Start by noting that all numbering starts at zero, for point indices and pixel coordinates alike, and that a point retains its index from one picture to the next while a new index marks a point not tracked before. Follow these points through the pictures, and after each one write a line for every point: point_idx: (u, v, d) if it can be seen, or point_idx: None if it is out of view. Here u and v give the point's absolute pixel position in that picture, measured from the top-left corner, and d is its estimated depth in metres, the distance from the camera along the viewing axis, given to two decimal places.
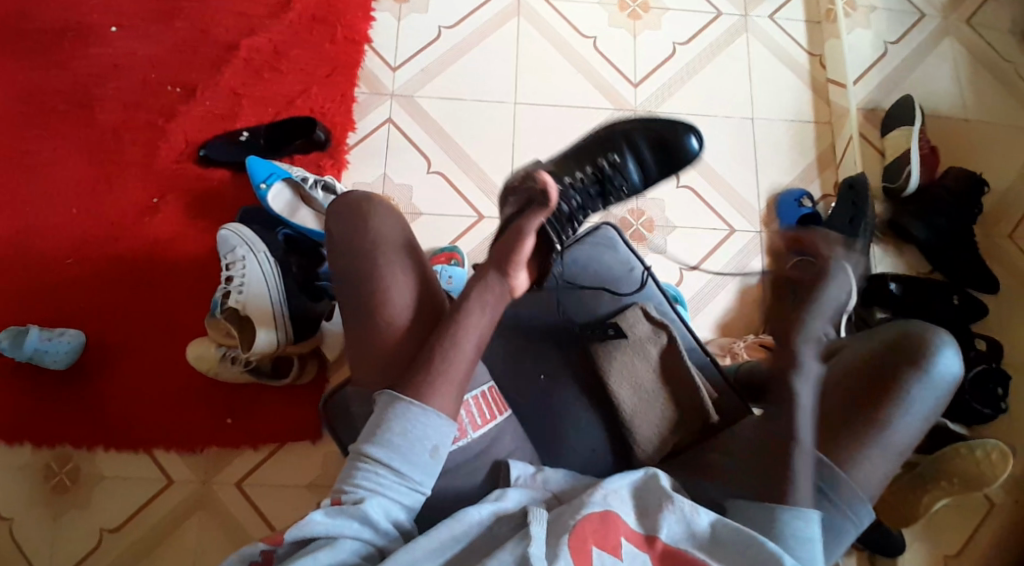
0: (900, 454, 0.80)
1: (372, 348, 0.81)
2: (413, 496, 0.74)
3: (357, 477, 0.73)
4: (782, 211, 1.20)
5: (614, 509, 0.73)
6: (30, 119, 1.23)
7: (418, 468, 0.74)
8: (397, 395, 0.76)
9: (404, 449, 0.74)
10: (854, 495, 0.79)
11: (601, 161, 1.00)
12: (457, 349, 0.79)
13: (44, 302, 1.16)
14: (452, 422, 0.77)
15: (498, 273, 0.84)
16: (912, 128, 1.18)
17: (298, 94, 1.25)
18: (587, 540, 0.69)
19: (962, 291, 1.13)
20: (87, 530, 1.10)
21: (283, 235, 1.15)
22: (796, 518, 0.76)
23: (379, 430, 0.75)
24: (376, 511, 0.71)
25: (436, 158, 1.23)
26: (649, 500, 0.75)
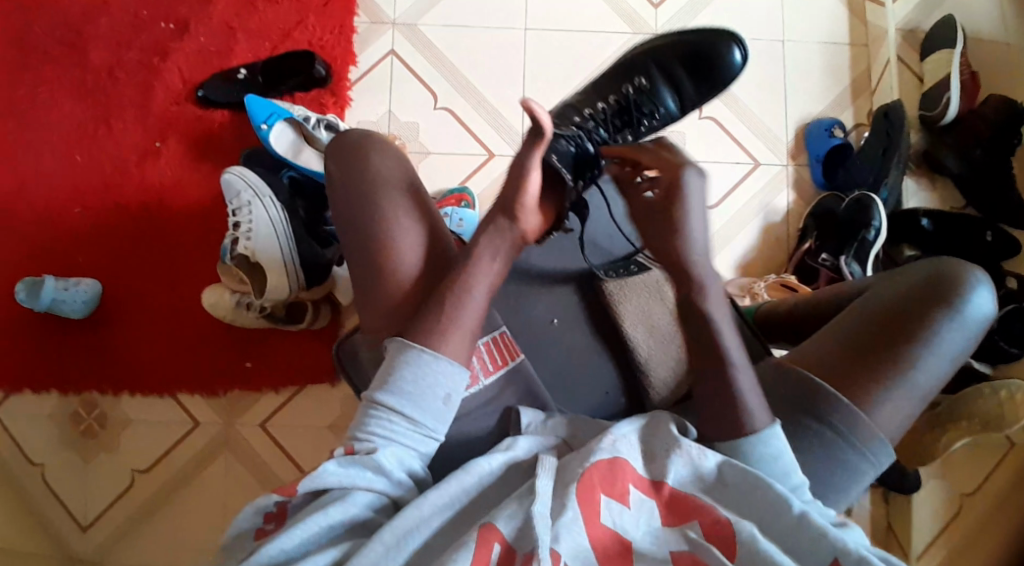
0: (923, 395, 0.79)
1: (383, 316, 0.80)
2: (424, 443, 0.74)
3: (370, 425, 0.73)
4: (812, 143, 1.14)
5: (623, 455, 0.72)
6: (22, 59, 1.19)
7: (431, 416, 0.74)
8: (408, 343, 0.75)
9: (418, 397, 0.74)
10: (874, 436, 0.79)
11: (625, 89, 0.96)
12: (468, 298, 0.77)
13: (55, 251, 1.15)
14: (464, 370, 0.76)
15: (506, 216, 0.80)
16: (952, 52, 1.09)
17: (295, 26, 1.18)
18: (595, 488, 0.69)
19: (996, 227, 1.06)
20: (119, 472, 1.14)
21: (287, 177, 1.13)
22: (757, 443, 0.73)
23: (391, 378, 0.74)
24: (390, 462, 0.71)
25: (443, 92, 1.17)
26: (657, 445, 0.74)
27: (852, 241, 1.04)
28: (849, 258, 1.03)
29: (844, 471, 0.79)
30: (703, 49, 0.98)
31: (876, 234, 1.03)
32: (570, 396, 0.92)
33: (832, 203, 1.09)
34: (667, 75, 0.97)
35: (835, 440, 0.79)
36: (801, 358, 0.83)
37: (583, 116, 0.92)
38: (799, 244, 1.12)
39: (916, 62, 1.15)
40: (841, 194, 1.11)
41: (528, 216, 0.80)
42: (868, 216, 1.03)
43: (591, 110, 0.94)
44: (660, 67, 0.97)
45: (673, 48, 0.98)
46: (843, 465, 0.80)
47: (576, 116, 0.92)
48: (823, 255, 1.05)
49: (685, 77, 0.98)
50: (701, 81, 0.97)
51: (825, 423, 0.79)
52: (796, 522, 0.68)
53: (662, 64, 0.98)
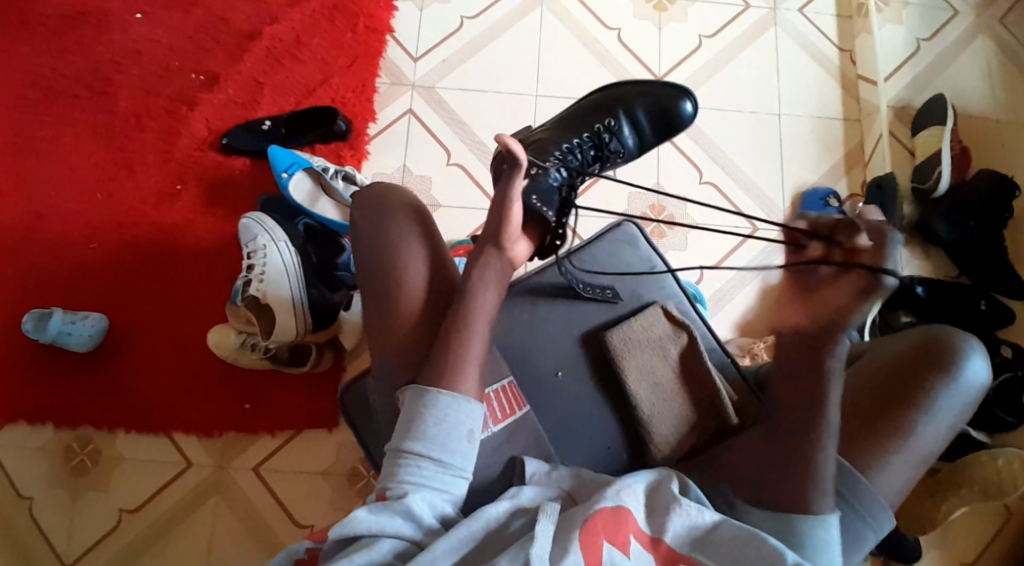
0: (921, 461, 0.79)
1: (394, 348, 0.81)
2: (454, 483, 0.74)
3: (400, 473, 0.73)
4: (808, 210, 1.18)
5: (626, 505, 0.72)
6: (56, 103, 1.25)
7: (458, 455, 0.75)
8: (425, 388, 0.76)
9: (442, 439, 0.74)
10: (876, 502, 0.78)
11: (596, 127, 1.00)
12: (470, 335, 0.79)
13: (67, 286, 1.17)
14: (479, 405, 0.77)
15: (495, 248, 0.84)
16: (943, 128, 1.15)
17: (319, 83, 1.25)
18: (598, 534, 0.67)
19: (989, 296, 1.10)
20: (107, 511, 1.12)
21: (302, 225, 1.15)
22: (817, 525, 0.72)
23: (414, 425, 0.75)
24: (421, 506, 0.71)
25: (456, 149, 1.22)
26: (659, 501, 0.73)
27: None
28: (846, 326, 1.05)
29: (849, 535, 0.79)
30: (663, 103, 1.04)
31: None
32: (573, 449, 0.92)
33: None
34: (631, 115, 1.03)
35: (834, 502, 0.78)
36: None
37: (561, 148, 0.95)
38: None
39: (907, 138, 1.21)
40: None
41: (513, 241, 0.84)
42: None
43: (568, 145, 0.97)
44: (624, 107, 1.03)
45: (635, 92, 1.04)
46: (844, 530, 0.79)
47: (556, 148, 0.95)
48: None
49: (647, 118, 1.04)
50: (661, 126, 1.04)
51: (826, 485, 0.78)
52: None
53: (627, 106, 1.03)
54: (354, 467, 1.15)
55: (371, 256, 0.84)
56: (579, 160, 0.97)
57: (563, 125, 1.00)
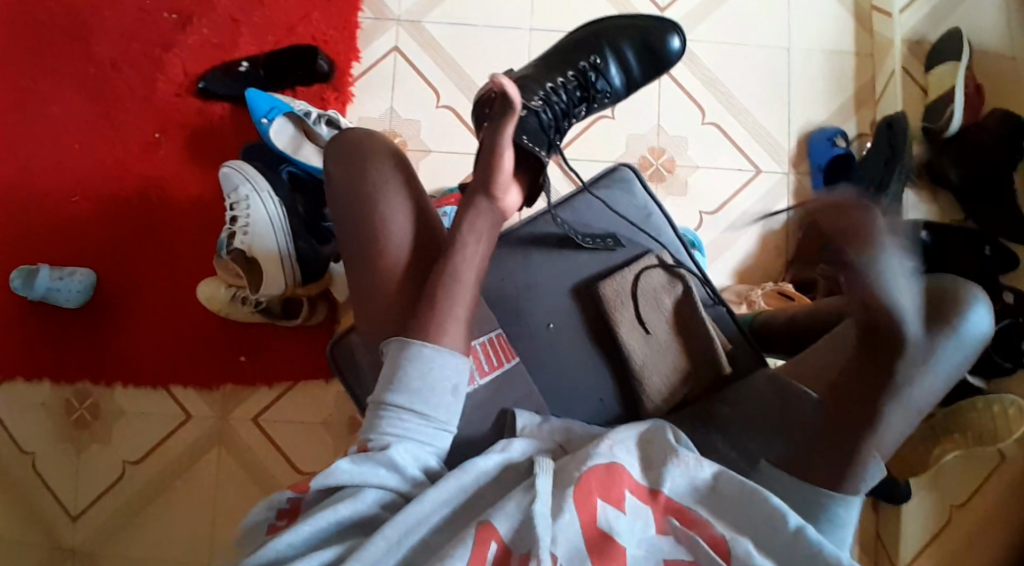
0: (919, 414, 0.79)
1: (388, 320, 0.80)
2: (438, 436, 0.74)
3: (382, 425, 0.73)
4: (812, 151, 1.13)
5: (620, 460, 0.70)
6: (21, 45, 1.17)
7: (442, 408, 0.74)
8: (409, 340, 0.76)
9: (426, 391, 0.74)
10: (869, 454, 0.79)
11: (582, 65, 0.96)
12: (458, 282, 0.79)
13: (51, 241, 1.14)
14: (467, 359, 0.77)
15: (485, 196, 0.82)
16: (959, 63, 1.08)
17: (299, 20, 1.17)
18: (592, 492, 0.67)
19: (994, 241, 1.07)
20: (110, 464, 1.13)
21: (285, 173, 1.11)
22: (833, 553, 0.66)
23: (398, 378, 0.74)
24: (404, 457, 0.71)
25: (446, 91, 1.16)
26: (654, 455, 0.73)
27: None
28: None
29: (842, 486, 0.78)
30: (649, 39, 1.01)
31: None
32: (567, 403, 0.92)
33: None
34: (618, 53, 0.99)
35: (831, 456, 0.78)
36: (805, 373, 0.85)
37: (546, 88, 0.91)
38: (798, 253, 1.12)
39: (920, 74, 1.15)
40: (842, 201, 1.11)
41: (505, 188, 0.82)
42: None
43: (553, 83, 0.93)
44: (610, 45, 0.99)
45: (622, 29, 1.00)
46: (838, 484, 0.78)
47: (539, 87, 0.91)
48: (822, 264, 1.05)
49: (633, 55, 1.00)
50: (647, 58, 1.01)
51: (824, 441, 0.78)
52: (791, 536, 0.66)
53: (613, 43, 0.99)
54: (352, 417, 1.16)
55: (349, 205, 0.81)
56: (564, 102, 0.93)
57: (547, 63, 0.95)
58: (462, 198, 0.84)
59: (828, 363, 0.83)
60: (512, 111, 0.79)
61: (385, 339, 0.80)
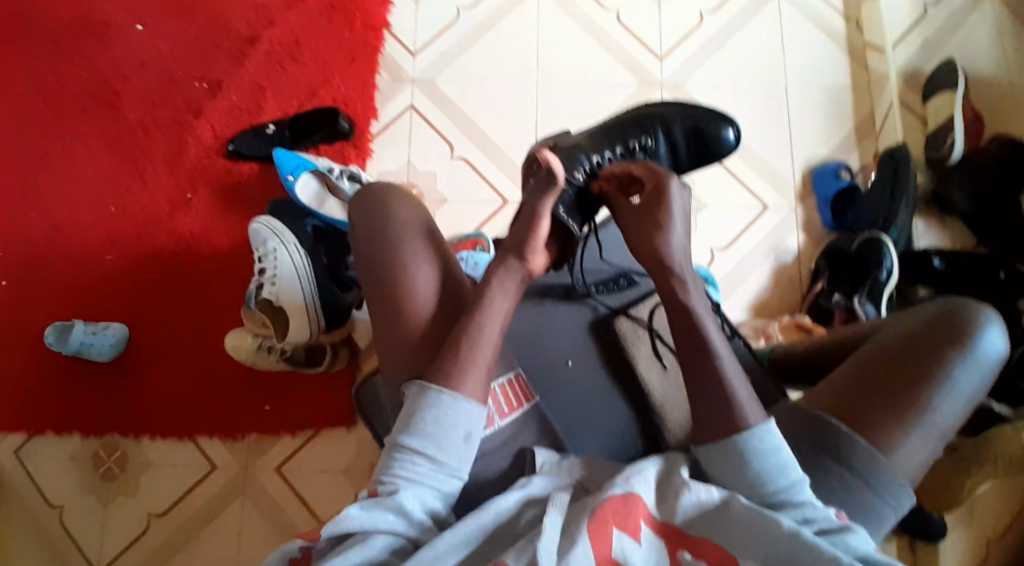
0: (940, 436, 0.78)
1: (400, 354, 0.81)
2: (448, 482, 0.75)
3: (394, 467, 0.74)
4: (819, 186, 1.16)
5: (637, 491, 0.70)
6: (64, 117, 1.26)
7: (454, 455, 0.75)
8: (427, 385, 0.76)
9: (439, 438, 0.75)
10: (890, 477, 0.77)
11: (632, 144, 0.92)
12: (482, 336, 0.78)
13: (86, 297, 1.20)
14: (481, 407, 0.77)
15: (515, 256, 0.82)
16: (955, 93, 1.11)
17: (321, 84, 1.25)
18: (608, 522, 0.66)
19: (1010, 266, 1.06)
20: (136, 516, 1.15)
21: (311, 226, 1.16)
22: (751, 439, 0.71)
23: (413, 421, 0.75)
24: (411, 502, 0.72)
25: (459, 143, 1.22)
26: (669, 486, 0.71)
27: (865, 281, 1.05)
28: (863, 300, 1.05)
29: (862, 512, 0.77)
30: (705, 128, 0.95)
31: (888, 274, 1.04)
32: (586, 438, 0.91)
33: (844, 243, 1.11)
34: (671, 136, 0.94)
35: (849, 477, 0.77)
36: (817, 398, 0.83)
37: (590, 163, 0.88)
38: (811, 284, 1.13)
39: (919, 106, 1.18)
40: (852, 234, 1.12)
41: (538, 255, 0.83)
42: (879, 256, 1.04)
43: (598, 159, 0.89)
44: (663, 124, 0.93)
45: (680, 109, 0.94)
46: (858, 504, 0.77)
47: (583, 161, 0.87)
48: (835, 296, 1.07)
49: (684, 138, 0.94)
50: (699, 151, 0.94)
51: (842, 463, 0.77)
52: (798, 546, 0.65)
53: (668, 125, 0.94)
54: (373, 464, 1.17)
55: (375, 261, 0.84)
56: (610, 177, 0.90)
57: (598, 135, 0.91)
58: (493, 258, 0.84)
59: (839, 390, 0.82)
60: (556, 185, 0.81)
61: (405, 380, 0.81)
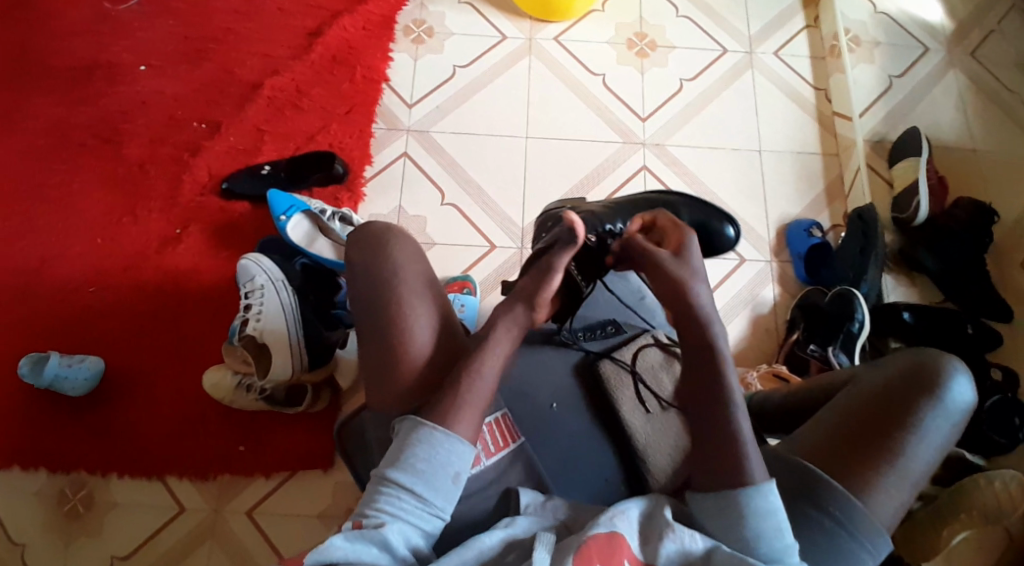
0: (915, 483, 0.77)
1: (390, 384, 0.80)
2: (432, 521, 0.72)
3: (380, 502, 0.72)
4: (792, 241, 1.22)
5: (620, 531, 0.70)
6: (61, 151, 1.28)
7: (441, 494, 0.73)
8: (421, 421, 0.75)
9: (428, 475, 0.73)
10: (872, 527, 0.76)
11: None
12: (478, 376, 0.77)
13: (65, 329, 1.18)
14: (473, 447, 0.75)
15: (525, 306, 0.83)
16: (917, 160, 1.20)
17: (318, 130, 1.29)
18: (593, 560, 0.65)
19: (976, 321, 1.12)
20: (98, 558, 1.10)
21: (300, 264, 1.18)
22: (756, 495, 0.70)
23: (404, 456, 0.73)
24: (396, 537, 0.69)
25: (450, 190, 1.26)
26: (653, 529, 0.71)
27: (838, 333, 1.09)
28: (837, 349, 1.08)
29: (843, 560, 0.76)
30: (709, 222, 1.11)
31: (861, 326, 1.07)
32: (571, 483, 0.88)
33: (816, 296, 1.15)
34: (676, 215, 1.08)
35: (829, 522, 0.76)
36: (797, 447, 0.81)
37: (603, 230, 1.00)
38: (787, 334, 1.16)
39: (884, 170, 1.26)
40: (825, 287, 1.17)
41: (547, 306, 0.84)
42: (852, 308, 1.08)
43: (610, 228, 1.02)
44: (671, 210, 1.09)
45: (689, 203, 1.10)
46: (839, 552, 0.76)
47: (598, 227, 1.01)
48: (812, 346, 1.10)
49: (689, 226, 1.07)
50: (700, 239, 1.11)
51: (820, 508, 0.76)
52: None
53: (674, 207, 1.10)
54: (348, 509, 1.14)
55: (375, 304, 0.82)
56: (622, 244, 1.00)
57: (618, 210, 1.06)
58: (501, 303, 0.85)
59: (817, 442, 0.81)
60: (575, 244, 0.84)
61: (398, 418, 0.79)
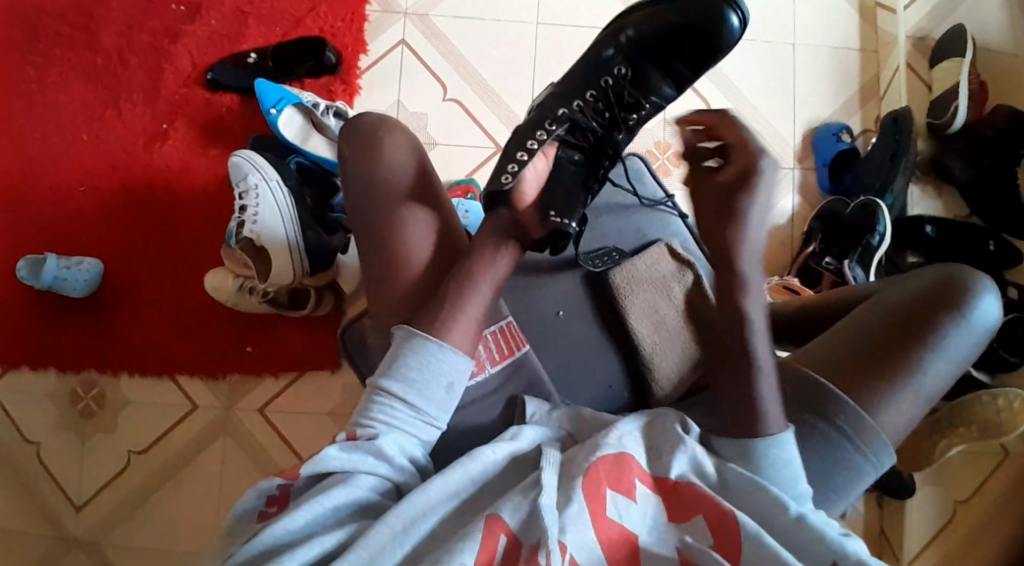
0: (928, 396, 0.77)
1: (390, 290, 0.78)
2: (426, 430, 0.72)
3: (373, 410, 0.70)
4: (818, 146, 1.14)
5: (628, 451, 0.69)
6: (31, 35, 1.18)
7: (435, 403, 0.72)
8: (414, 331, 0.73)
9: (421, 384, 0.71)
10: (878, 437, 0.76)
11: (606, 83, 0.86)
12: (474, 289, 0.76)
13: (59, 229, 1.15)
14: (468, 358, 0.74)
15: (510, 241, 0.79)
16: (963, 60, 1.10)
17: (306, 13, 1.18)
18: (601, 480, 0.66)
19: (999, 237, 1.08)
20: (118, 452, 1.14)
21: (294, 163, 1.13)
22: (774, 446, 0.69)
23: (395, 363, 0.72)
24: (391, 447, 0.69)
25: (453, 84, 1.17)
26: (662, 442, 0.71)
27: (857, 245, 1.04)
28: (853, 263, 1.03)
29: (844, 470, 0.76)
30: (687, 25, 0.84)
31: (881, 240, 1.02)
32: (576, 390, 0.88)
33: (838, 206, 1.09)
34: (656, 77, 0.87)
35: (835, 435, 0.76)
36: (810, 356, 0.80)
37: (562, 119, 0.84)
38: (804, 246, 1.12)
39: (924, 70, 1.16)
40: (847, 197, 1.11)
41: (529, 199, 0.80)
42: (875, 220, 1.02)
43: (571, 109, 0.85)
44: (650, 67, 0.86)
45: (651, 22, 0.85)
46: (841, 462, 0.76)
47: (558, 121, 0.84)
48: (827, 259, 1.05)
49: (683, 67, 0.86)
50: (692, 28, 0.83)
51: (829, 422, 0.76)
52: (795, 523, 0.65)
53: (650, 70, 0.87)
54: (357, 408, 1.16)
55: (367, 192, 0.78)
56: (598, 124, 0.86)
57: (571, 82, 0.86)
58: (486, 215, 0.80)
59: (833, 353, 0.79)
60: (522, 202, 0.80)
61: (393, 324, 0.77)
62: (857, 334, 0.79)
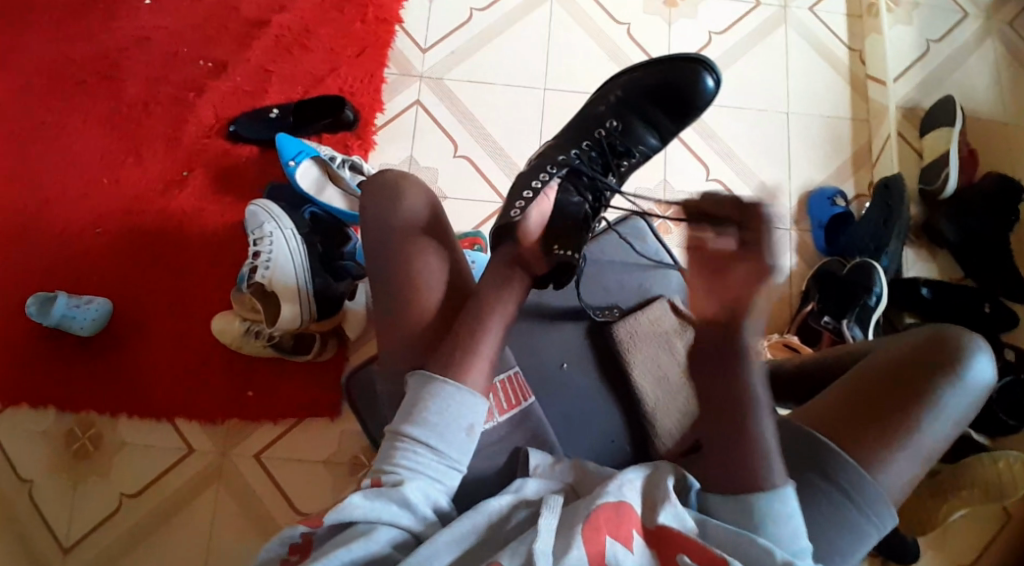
0: (928, 457, 0.75)
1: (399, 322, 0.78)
2: (449, 474, 0.71)
3: (397, 457, 0.70)
4: (813, 210, 1.19)
5: (629, 501, 0.66)
6: (65, 86, 1.25)
7: (457, 447, 0.71)
8: (432, 374, 0.73)
9: (443, 428, 0.71)
10: (879, 497, 0.74)
11: (599, 133, 0.97)
12: (482, 327, 0.76)
13: (72, 269, 1.17)
14: (485, 401, 0.74)
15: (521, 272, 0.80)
16: (952, 129, 1.15)
17: (327, 72, 1.25)
18: (601, 529, 0.62)
19: (994, 299, 1.10)
20: (108, 495, 1.12)
21: (309, 214, 1.15)
22: (775, 499, 0.67)
23: (416, 410, 0.72)
24: (417, 494, 0.67)
25: (463, 142, 1.22)
26: (658, 494, 0.68)
27: (854, 305, 1.06)
28: (851, 322, 1.05)
29: (848, 533, 0.74)
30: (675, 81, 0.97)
31: (877, 300, 1.05)
32: (577, 436, 0.87)
33: (835, 266, 1.12)
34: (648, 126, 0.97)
35: (835, 493, 0.74)
36: (806, 414, 0.79)
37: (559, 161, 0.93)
38: (801, 305, 1.14)
39: (914, 139, 1.22)
40: (844, 257, 1.14)
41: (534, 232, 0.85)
42: (871, 280, 1.05)
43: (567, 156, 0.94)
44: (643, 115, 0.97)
45: (644, 79, 0.97)
46: (845, 525, 0.74)
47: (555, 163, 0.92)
48: (825, 317, 1.06)
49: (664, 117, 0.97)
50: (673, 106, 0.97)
51: (829, 479, 0.74)
52: None
53: (645, 118, 0.97)
54: (355, 457, 1.15)
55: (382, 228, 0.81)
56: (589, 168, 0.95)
57: (570, 132, 0.98)
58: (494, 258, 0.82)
59: (829, 410, 0.78)
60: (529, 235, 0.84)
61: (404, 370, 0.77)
62: (851, 392, 0.79)
